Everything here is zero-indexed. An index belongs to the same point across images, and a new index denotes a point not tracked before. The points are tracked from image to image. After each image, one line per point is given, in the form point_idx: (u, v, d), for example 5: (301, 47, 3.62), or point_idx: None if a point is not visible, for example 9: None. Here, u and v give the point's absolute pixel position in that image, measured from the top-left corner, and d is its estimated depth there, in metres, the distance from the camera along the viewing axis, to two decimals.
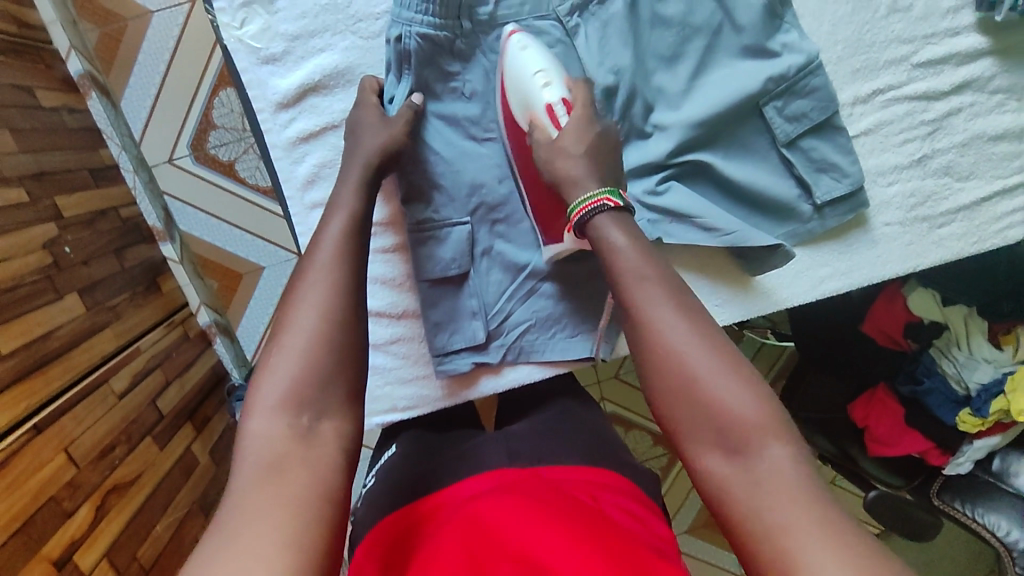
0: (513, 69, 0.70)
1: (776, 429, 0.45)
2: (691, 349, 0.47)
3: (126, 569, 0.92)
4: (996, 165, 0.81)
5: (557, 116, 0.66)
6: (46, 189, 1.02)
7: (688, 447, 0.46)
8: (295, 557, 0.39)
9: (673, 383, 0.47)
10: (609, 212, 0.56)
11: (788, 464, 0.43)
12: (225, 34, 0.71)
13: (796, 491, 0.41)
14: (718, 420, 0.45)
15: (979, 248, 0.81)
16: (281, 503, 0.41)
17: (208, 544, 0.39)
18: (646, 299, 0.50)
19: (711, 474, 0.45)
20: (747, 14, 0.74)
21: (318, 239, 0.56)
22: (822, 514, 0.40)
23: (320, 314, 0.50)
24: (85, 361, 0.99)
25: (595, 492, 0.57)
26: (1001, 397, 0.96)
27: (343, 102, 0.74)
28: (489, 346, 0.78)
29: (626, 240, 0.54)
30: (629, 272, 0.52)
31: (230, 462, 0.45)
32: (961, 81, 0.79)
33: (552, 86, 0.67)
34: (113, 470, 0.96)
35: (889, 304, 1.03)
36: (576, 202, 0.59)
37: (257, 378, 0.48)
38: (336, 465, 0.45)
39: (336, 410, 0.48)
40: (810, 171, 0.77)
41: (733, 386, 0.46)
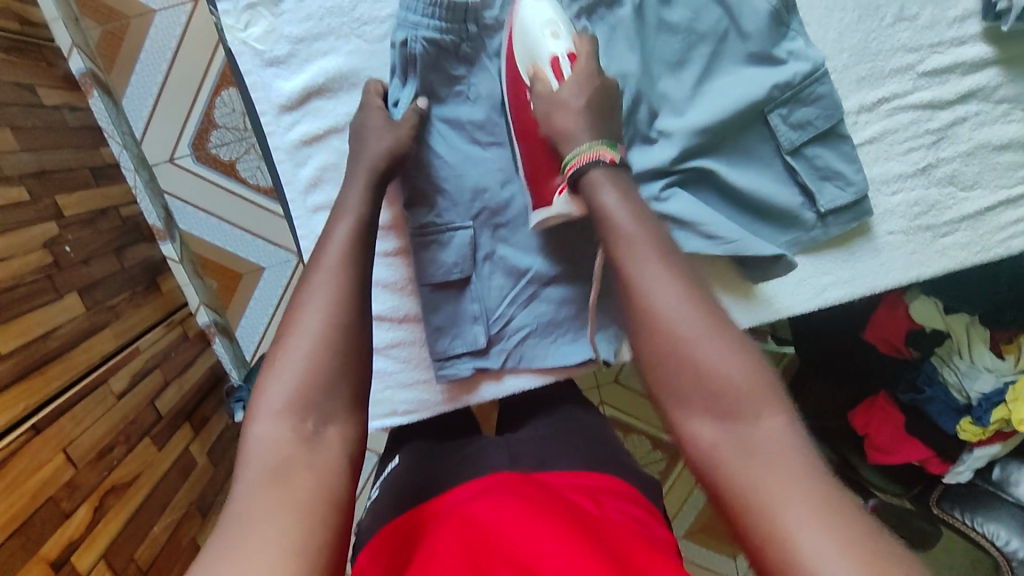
0: (523, 19, 0.70)
1: (759, 390, 0.45)
2: (676, 307, 0.47)
3: (123, 570, 0.91)
4: (1001, 175, 0.81)
5: (561, 68, 0.65)
6: (48, 187, 1.02)
7: (676, 408, 0.46)
8: (301, 562, 0.39)
9: (662, 343, 0.47)
10: (606, 168, 0.56)
11: (777, 429, 0.43)
12: (229, 36, 0.71)
13: (783, 455, 0.41)
14: (707, 381, 0.45)
15: (981, 257, 0.81)
16: (286, 508, 0.41)
17: (212, 548, 0.39)
18: (639, 258, 0.50)
19: (698, 435, 0.44)
20: (753, 21, 0.73)
21: (324, 242, 0.56)
22: (801, 476, 0.40)
23: (325, 317, 0.50)
24: (84, 361, 0.98)
25: (598, 497, 0.58)
26: (1002, 406, 0.95)
27: (347, 105, 0.73)
28: (490, 351, 0.78)
29: (621, 201, 0.54)
30: (620, 229, 0.52)
31: (234, 465, 0.44)
32: (966, 90, 0.79)
33: (558, 38, 0.67)
34: (112, 470, 0.95)
35: (891, 312, 1.02)
36: (569, 156, 0.59)
37: (262, 381, 0.47)
38: (340, 472, 0.45)
39: (340, 416, 0.48)
40: (814, 179, 0.77)
41: (722, 347, 0.46)
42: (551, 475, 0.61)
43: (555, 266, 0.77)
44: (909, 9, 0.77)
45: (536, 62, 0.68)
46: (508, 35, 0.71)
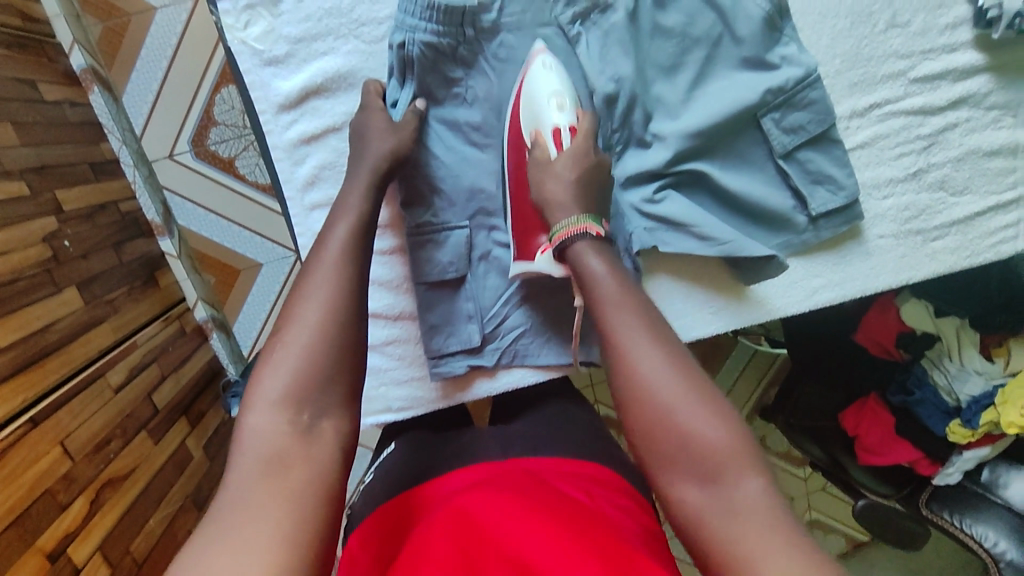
0: (532, 86, 0.70)
1: (747, 460, 0.45)
2: (663, 379, 0.47)
3: (119, 562, 0.92)
4: (990, 180, 0.82)
5: (561, 139, 0.67)
6: (48, 182, 1.03)
7: (666, 483, 0.46)
8: (293, 554, 0.40)
9: (649, 416, 0.47)
10: (590, 240, 0.57)
11: (765, 502, 0.44)
12: (228, 36, 0.71)
13: (773, 530, 0.42)
14: (694, 451, 0.45)
15: (971, 261, 0.82)
16: (281, 499, 0.42)
17: (206, 536, 0.40)
18: (623, 328, 0.50)
19: (688, 511, 0.45)
20: (747, 26, 0.74)
21: (324, 238, 0.57)
22: (793, 546, 0.41)
23: (322, 313, 0.50)
24: (82, 355, 0.99)
25: (589, 489, 0.58)
26: (991, 409, 0.96)
27: (345, 104, 0.74)
28: (484, 349, 0.78)
29: (606, 270, 0.55)
30: (606, 299, 0.52)
31: (228, 454, 0.45)
32: (956, 97, 0.80)
33: (563, 110, 0.68)
34: (108, 464, 0.96)
35: (882, 314, 1.04)
36: (555, 228, 0.60)
37: (259, 373, 0.48)
38: (333, 465, 0.46)
39: (336, 410, 0.48)
40: (806, 183, 0.78)
41: (706, 415, 0.46)
42: (544, 466, 0.61)
43: None
44: (901, 16, 0.78)
45: (537, 128, 0.68)
46: (515, 99, 0.72)
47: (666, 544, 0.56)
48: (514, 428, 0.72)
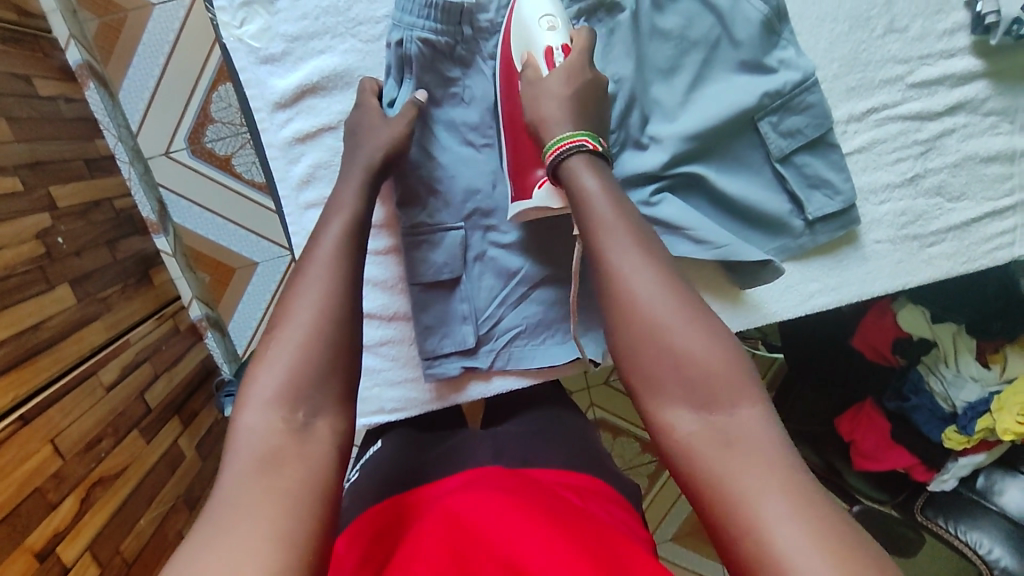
0: (522, 10, 0.69)
1: (730, 370, 0.46)
2: (650, 292, 0.48)
3: (108, 563, 0.92)
4: (987, 186, 0.82)
5: (554, 59, 0.66)
6: (42, 178, 1.02)
7: (650, 393, 0.47)
8: (288, 554, 0.39)
9: (638, 326, 0.47)
10: (587, 157, 0.56)
11: (749, 417, 0.44)
12: (224, 33, 0.71)
13: (757, 445, 0.42)
14: (677, 360, 0.46)
15: (967, 267, 0.82)
16: (275, 499, 0.42)
17: (199, 537, 0.39)
18: (613, 241, 0.51)
19: (671, 421, 0.45)
20: (745, 28, 0.74)
21: (318, 236, 0.56)
22: (767, 456, 0.42)
23: (315, 312, 0.50)
24: (74, 352, 0.98)
25: (583, 496, 0.58)
26: (987, 415, 0.97)
27: (341, 103, 0.74)
28: (479, 351, 0.78)
29: (600, 186, 0.54)
30: (598, 212, 0.53)
31: (222, 455, 0.45)
32: (954, 102, 0.80)
33: (555, 31, 0.67)
34: (99, 463, 0.95)
35: (878, 320, 1.05)
36: (551, 141, 0.59)
37: (253, 372, 0.48)
38: (330, 464, 0.45)
39: (331, 408, 0.48)
40: (803, 187, 0.78)
41: (692, 329, 0.47)
42: (538, 471, 0.61)
43: (545, 267, 0.77)
44: (900, 21, 0.78)
45: (529, 51, 0.67)
46: (506, 27, 0.71)
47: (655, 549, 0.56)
48: (507, 429, 0.71)
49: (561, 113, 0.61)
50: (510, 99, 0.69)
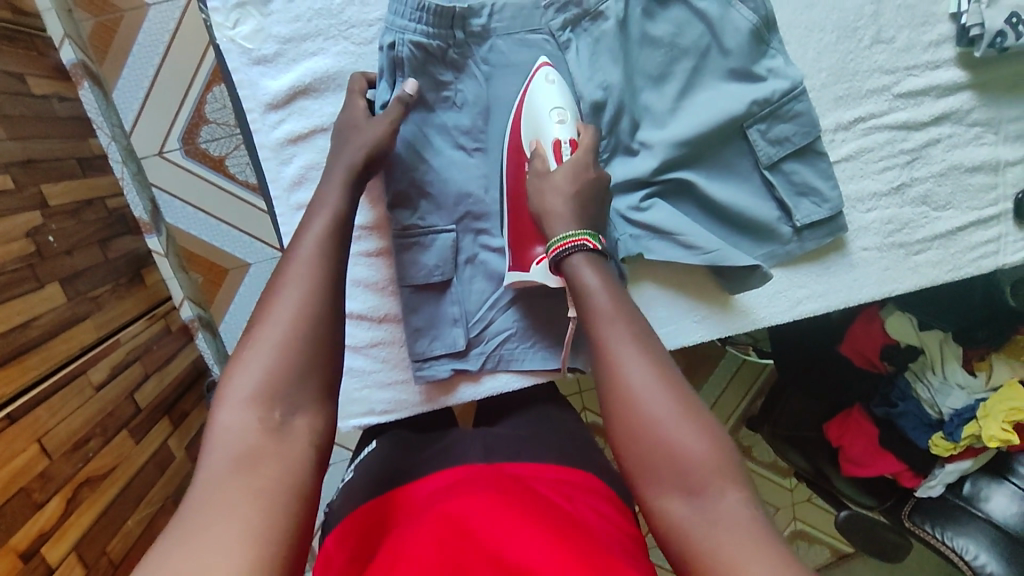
0: (533, 101, 0.71)
1: (732, 475, 0.45)
2: (651, 392, 0.48)
3: (94, 564, 0.91)
4: (972, 196, 0.83)
5: (561, 152, 0.68)
6: (34, 176, 1.02)
7: (649, 489, 0.46)
8: (262, 549, 0.39)
9: (635, 420, 0.47)
10: (587, 252, 0.58)
11: (749, 517, 0.43)
12: (217, 34, 0.71)
13: (757, 542, 0.41)
14: (678, 463, 0.45)
15: (953, 275, 0.83)
16: (251, 496, 0.42)
17: (173, 532, 0.39)
18: (614, 341, 0.51)
19: (670, 519, 0.44)
20: (734, 38, 0.74)
21: (301, 233, 0.57)
22: (775, 559, 0.40)
23: (298, 309, 0.50)
24: (64, 352, 0.98)
25: (567, 494, 0.59)
26: (973, 422, 1.01)
27: (333, 105, 0.74)
28: (469, 353, 0.79)
29: (600, 283, 0.55)
30: (600, 313, 0.53)
31: (198, 453, 0.44)
32: (939, 113, 0.81)
33: (563, 124, 0.69)
34: (87, 463, 0.95)
35: (867, 326, 1.08)
36: (554, 240, 0.60)
37: (230, 369, 0.48)
38: (307, 461, 0.46)
39: (310, 407, 0.48)
40: (791, 194, 0.78)
41: (693, 431, 0.46)
42: (521, 470, 0.62)
43: None
44: (886, 32, 0.79)
45: (539, 142, 0.70)
46: (516, 111, 0.73)
47: (642, 544, 0.56)
48: (496, 432, 0.72)
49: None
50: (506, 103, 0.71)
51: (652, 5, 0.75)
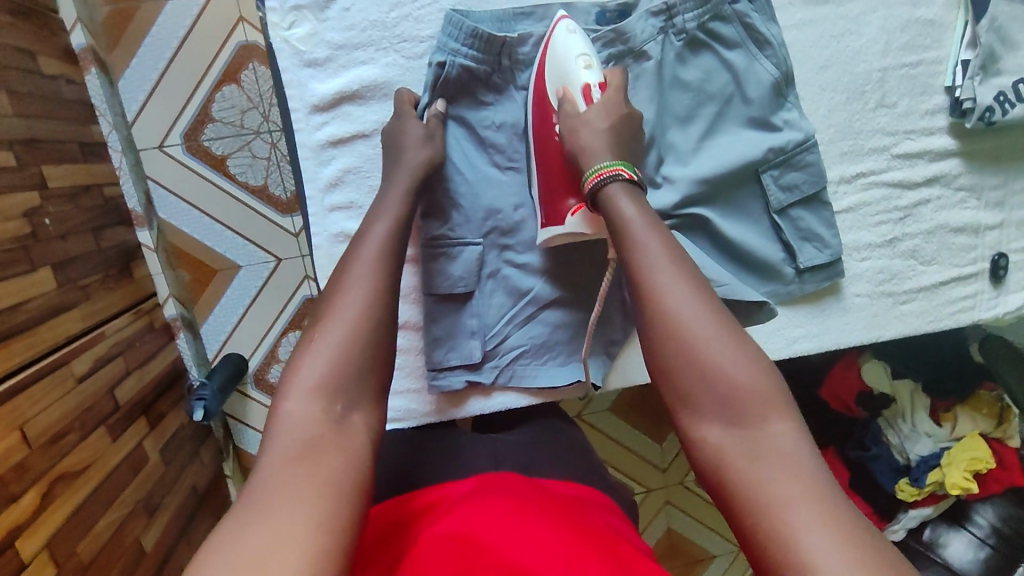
0: (558, 49, 0.71)
1: (766, 394, 0.50)
2: (689, 316, 0.53)
3: (65, 564, 0.86)
4: (956, 254, 0.90)
5: (591, 93, 0.68)
6: (36, 156, 1.00)
7: (686, 408, 0.51)
8: (328, 537, 0.45)
9: (675, 343, 0.52)
10: (623, 183, 0.61)
11: (788, 440, 0.47)
12: (272, 33, 0.72)
13: (792, 464, 0.46)
14: (714, 382, 0.50)
15: (933, 325, 0.90)
16: (317, 482, 0.48)
17: (252, 513, 0.45)
18: (655, 268, 0.55)
19: (705, 434, 0.50)
20: (756, 89, 0.79)
21: (363, 238, 0.63)
22: (800, 473, 0.45)
23: (361, 311, 0.57)
24: (50, 339, 0.95)
25: (585, 506, 0.62)
26: (937, 469, 1.09)
27: (377, 114, 0.75)
28: (483, 366, 0.80)
29: (638, 213, 0.59)
30: (639, 240, 0.57)
31: (264, 436, 0.51)
32: (932, 175, 0.88)
33: (591, 69, 0.69)
34: (63, 457, 0.91)
35: (845, 370, 1.19)
36: (589, 171, 0.63)
37: (298, 361, 0.55)
38: (364, 452, 0.52)
39: (364, 404, 0.55)
40: (796, 238, 0.84)
41: (730, 353, 0.51)
42: (539, 484, 0.64)
43: (554, 291, 0.80)
44: (889, 98, 0.86)
45: (565, 88, 0.69)
46: (540, 59, 0.73)
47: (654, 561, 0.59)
48: (507, 444, 0.74)
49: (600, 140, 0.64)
50: (543, 141, 0.72)
51: (685, 50, 0.79)
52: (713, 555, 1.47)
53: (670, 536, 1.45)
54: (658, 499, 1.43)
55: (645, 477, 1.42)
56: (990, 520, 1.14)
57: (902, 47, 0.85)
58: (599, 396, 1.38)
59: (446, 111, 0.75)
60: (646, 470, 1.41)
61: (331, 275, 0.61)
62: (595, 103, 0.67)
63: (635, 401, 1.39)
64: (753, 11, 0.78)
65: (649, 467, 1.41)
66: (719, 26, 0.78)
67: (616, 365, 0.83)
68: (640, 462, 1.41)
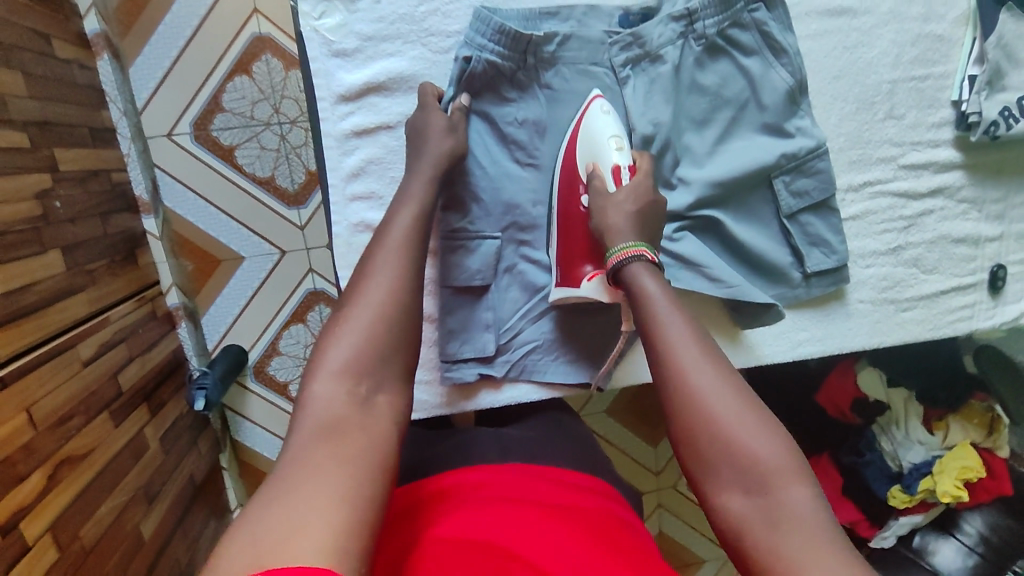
0: (591, 125, 0.74)
1: (790, 469, 0.50)
2: (713, 394, 0.53)
3: (67, 548, 0.85)
4: (956, 264, 0.92)
5: (620, 176, 0.71)
6: (48, 139, 0.99)
7: (711, 486, 0.52)
8: (350, 511, 0.45)
9: (700, 422, 0.53)
10: (644, 263, 0.63)
11: (811, 512, 0.48)
12: (302, 22, 0.73)
13: (814, 538, 0.46)
14: (738, 459, 0.51)
15: (933, 333, 0.92)
16: (342, 460, 0.49)
17: (281, 489, 0.45)
18: (678, 348, 0.56)
19: (731, 511, 0.50)
20: (771, 96, 0.81)
21: (388, 225, 0.64)
22: (826, 548, 0.45)
23: (387, 295, 0.59)
24: (58, 321, 0.94)
25: (594, 497, 0.63)
26: (929, 477, 1.12)
27: (402, 106, 0.77)
28: (495, 359, 0.81)
29: (660, 290, 0.60)
30: (661, 318, 0.58)
31: (291, 416, 0.52)
32: (936, 186, 0.90)
33: (622, 151, 0.72)
34: (68, 441, 0.90)
35: (842, 378, 1.20)
36: (611, 250, 0.65)
37: (326, 343, 0.56)
38: (388, 432, 0.53)
39: (389, 386, 0.56)
40: (804, 243, 0.86)
41: (753, 431, 0.51)
42: (554, 477, 0.65)
43: None
44: (898, 109, 0.88)
45: (596, 164, 0.72)
46: (572, 133, 0.76)
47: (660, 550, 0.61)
48: (518, 438, 0.73)
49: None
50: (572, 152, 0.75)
51: (704, 55, 0.80)
52: (702, 559, 1.49)
53: (660, 539, 1.47)
54: (651, 502, 1.44)
55: (639, 480, 1.43)
56: (979, 528, 1.17)
57: (912, 60, 0.88)
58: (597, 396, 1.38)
59: (470, 106, 0.76)
60: (640, 474, 1.43)
61: (357, 261, 0.62)
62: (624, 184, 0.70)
63: (633, 403, 1.40)
64: (771, 20, 0.80)
65: (644, 471, 1.43)
66: (738, 33, 0.80)
67: (626, 363, 0.85)
68: (635, 464, 1.42)
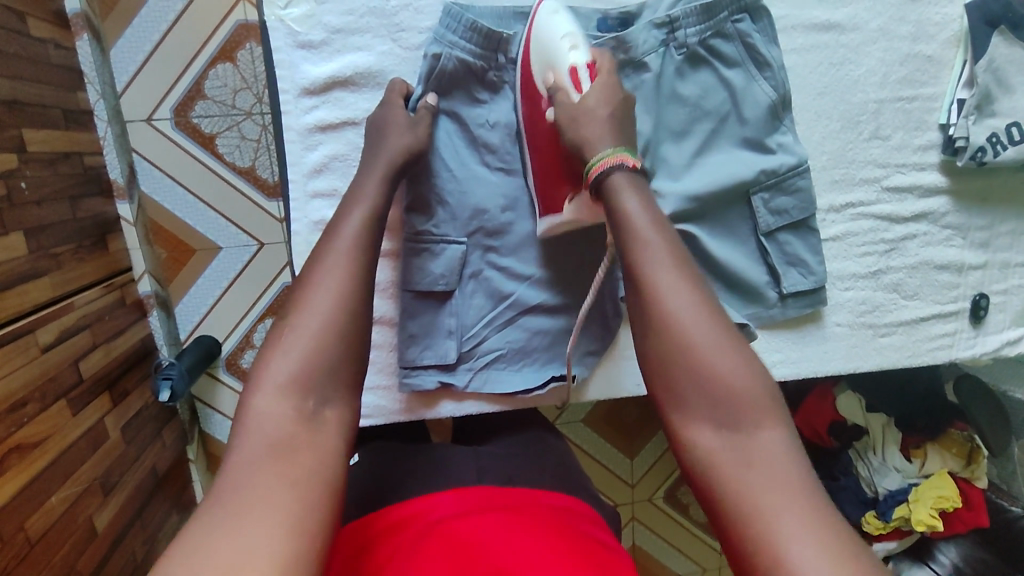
0: (542, 37, 0.70)
1: (762, 402, 0.50)
2: (693, 321, 0.53)
3: (9, 540, 0.83)
4: (937, 291, 0.90)
5: (579, 79, 0.66)
6: (17, 118, 0.97)
7: (681, 416, 0.51)
8: (298, 543, 0.44)
9: (678, 348, 0.52)
10: (628, 172, 0.59)
11: (778, 445, 0.48)
12: (268, 11, 0.72)
13: (781, 470, 0.47)
14: (712, 390, 0.51)
15: (912, 360, 0.90)
16: (289, 482, 0.47)
17: (220, 516, 0.44)
18: (660, 272, 0.54)
19: (698, 441, 0.50)
20: (753, 110, 0.79)
21: (341, 225, 0.62)
22: (789, 483, 0.46)
23: (335, 301, 0.57)
24: (17, 306, 0.91)
25: (568, 519, 0.60)
26: (904, 504, 1.09)
27: (368, 102, 0.75)
28: (457, 367, 0.79)
29: (641, 205, 0.57)
30: (643, 237, 0.56)
31: (235, 431, 0.50)
32: (919, 211, 0.88)
33: (578, 49, 0.67)
34: (20, 428, 0.88)
35: (819, 400, 1.18)
36: (592, 159, 0.61)
37: (269, 356, 0.54)
38: (338, 449, 0.52)
39: (339, 400, 0.55)
40: (782, 263, 0.83)
41: (731, 362, 0.51)
42: (516, 492, 0.64)
43: (534, 297, 0.79)
44: (884, 130, 0.86)
45: (557, 59, 0.68)
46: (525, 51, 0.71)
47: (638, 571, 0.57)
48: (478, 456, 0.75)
49: (603, 129, 0.62)
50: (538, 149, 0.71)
51: (685, 65, 0.78)
52: None
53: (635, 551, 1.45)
54: (624, 515, 1.42)
55: (613, 492, 1.41)
56: (953, 558, 1.13)
57: (900, 80, 0.85)
58: (573, 406, 1.35)
59: (438, 105, 0.74)
60: (616, 486, 1.40)
61: (305, 262, 0.60)
62: (583, 89, 0.65)
63: (611, 413, 1.38)
64: (755, 31, 0.77)
65: (619, 482, 1.40)
66: (721, 43, 0.78)
67: (596, 378, 0.84)
68: (611, 476, 1.40)
